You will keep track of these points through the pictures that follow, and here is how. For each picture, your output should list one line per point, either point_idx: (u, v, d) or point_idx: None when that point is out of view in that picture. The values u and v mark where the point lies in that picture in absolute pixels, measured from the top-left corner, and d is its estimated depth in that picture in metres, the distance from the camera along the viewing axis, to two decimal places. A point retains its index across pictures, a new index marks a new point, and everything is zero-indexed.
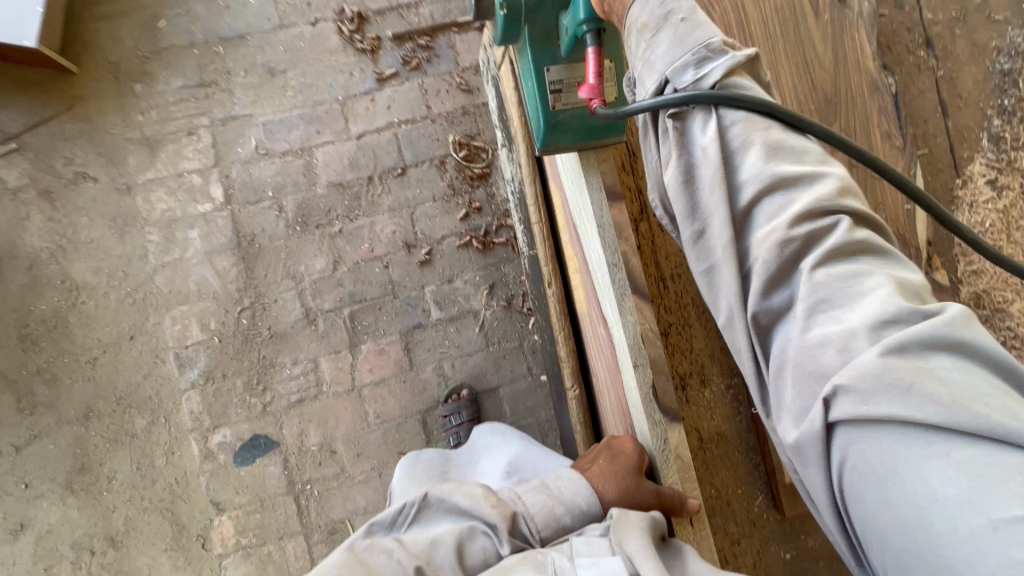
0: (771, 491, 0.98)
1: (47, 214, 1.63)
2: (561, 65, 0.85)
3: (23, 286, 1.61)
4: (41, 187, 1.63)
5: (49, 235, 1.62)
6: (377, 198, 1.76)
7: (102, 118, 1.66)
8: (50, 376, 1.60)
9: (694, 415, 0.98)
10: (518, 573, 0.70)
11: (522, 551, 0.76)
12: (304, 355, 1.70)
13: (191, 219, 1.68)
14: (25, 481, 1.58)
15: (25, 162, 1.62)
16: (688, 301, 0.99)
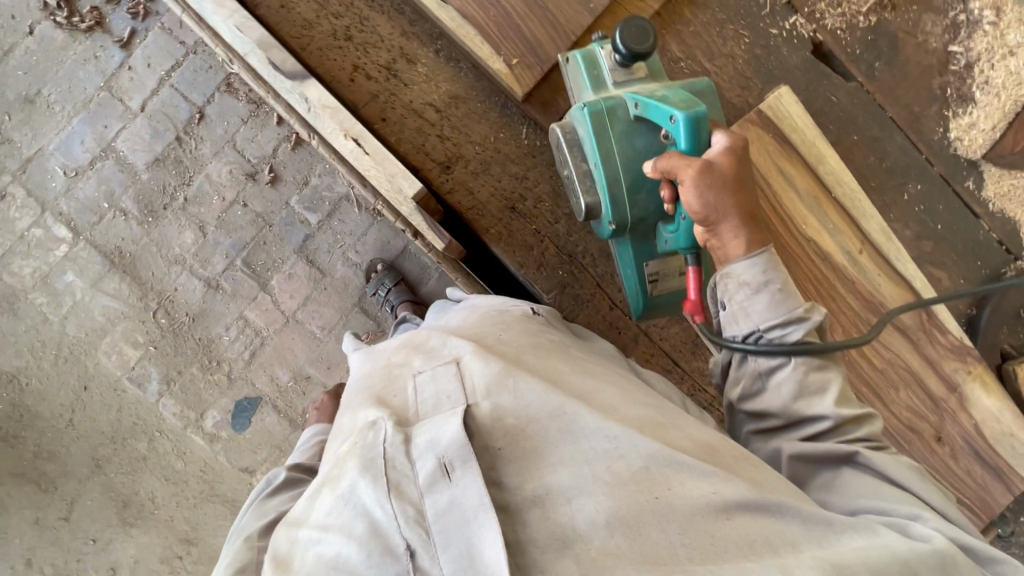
0: (527, 121, 1.23)
1: None
2: (656, 260, 1.05)
3: None
4: None
5: None
6: (197, 152, 1.76)
7: None
8: (48, 452, 1.76)
9: (421, 91, 1.22)
10: (347, 478, 0.65)
11: (356, 435, 0.71)
12: (231, 318, 1.80)
13: (59, 266, 1.74)
14: (91, 537, 1.78)
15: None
16: (368, 14, 1.20)
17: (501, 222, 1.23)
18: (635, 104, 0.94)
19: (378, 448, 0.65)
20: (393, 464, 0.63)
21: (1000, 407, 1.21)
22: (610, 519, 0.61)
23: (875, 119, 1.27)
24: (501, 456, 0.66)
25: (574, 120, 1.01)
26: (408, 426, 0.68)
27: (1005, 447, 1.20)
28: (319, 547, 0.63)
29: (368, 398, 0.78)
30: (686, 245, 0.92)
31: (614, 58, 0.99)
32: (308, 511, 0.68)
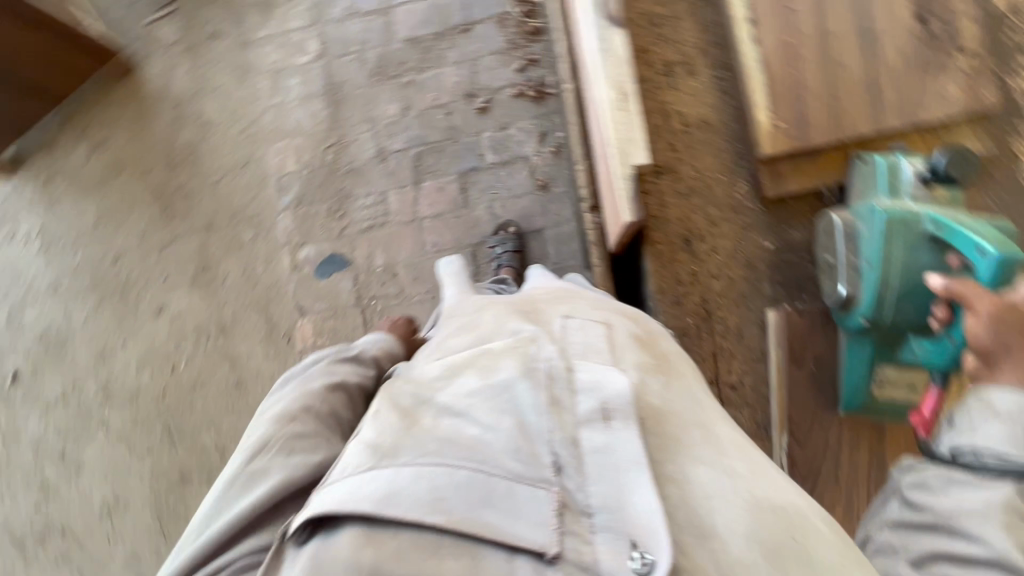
0: (751, 179, 1.30)
1: (190, 63, 2.03)
2: (890, 368, 1.15)
3: (170, 120, 2.03)
4: (186, 42, 2.04)
5: (190, 80, 2.03)
6: (444, 52, 1.95)
7: None
8: (184, 193, 2.02)
9: (683, 102, 1.33)
10: (503, 371, 0.73)
11: (512, 342, 0.79)
12: (375, 189, 1.96)
13: (292, 68, 2.00)
14: (165, 275, 2.01)
15: (177, 21, 2.05)
16: (672, 20, 1.35)
17: (670, 244, 1.30)
18: (937, 223, 0.98)
19: (546, 371, 0.72)
20: (560, 387, 0.70)
21: None
22: (750, 535, 0.62)
23: None
24: (647, 426, 0.70)
25: (853, 216, 1.10)
26: (568, 356, 0.75)
27: None
28: (455, 423, 0.69)
29: (516, 316, 0.87)
30: (942, 365, 1.02)
31: (918, 173, 1.06)
32: (445, 385, 0.75)
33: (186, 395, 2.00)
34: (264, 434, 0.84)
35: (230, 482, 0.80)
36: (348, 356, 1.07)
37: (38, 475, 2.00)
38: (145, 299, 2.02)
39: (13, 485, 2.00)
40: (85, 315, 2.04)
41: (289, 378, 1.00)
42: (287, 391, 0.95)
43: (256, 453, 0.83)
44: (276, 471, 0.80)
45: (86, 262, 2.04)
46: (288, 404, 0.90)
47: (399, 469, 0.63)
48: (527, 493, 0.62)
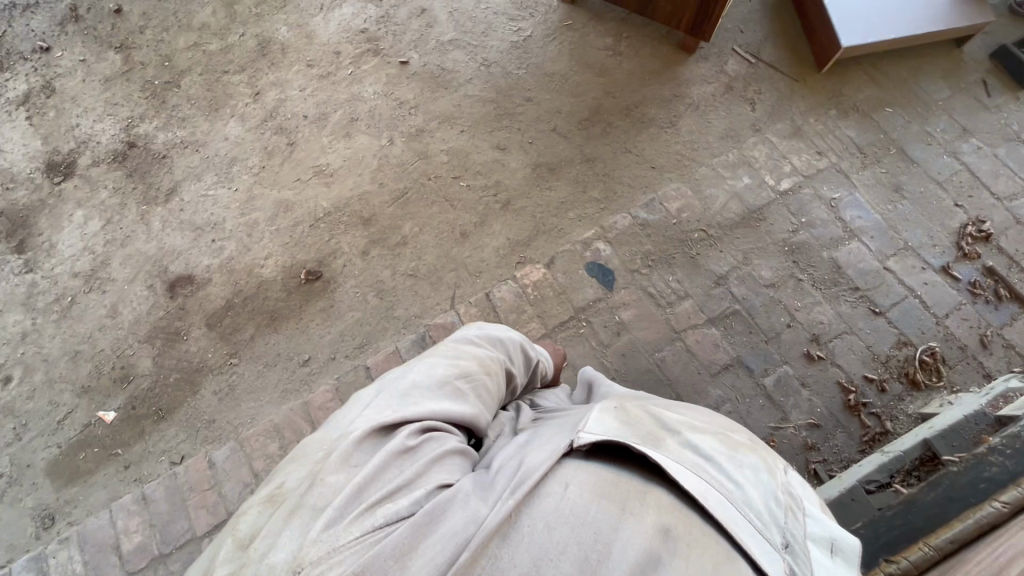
0: None
1: (717, 93, 2.29)
2: None
3: (663, 95, 2.30)
4: (732, 84, 2.30)
5: (703, 99, 2.28)
6: (841, 300, 1.99)
7: (799, 100, 2.27)
8: (608, 129, 2.26)
9: None
10: (746, 457, 0.82)
11: (750, 442, 0.87)
12: (687, 285, 2.04)
13: (755, 174, 2.17)
14: (533, 141, 2.27)
15: (746, 70, 2.32)
16: None
17: None
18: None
19: (783, 484, 0.80)
20: (793, 500, 0.78)
21: None
22: None
23: None
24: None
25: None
26: (791, 483, 0.81)
27: None
28: (702, 459, 0.80)
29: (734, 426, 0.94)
30: None
31: None
32: (690, 426, 0.86)
33: (437, 195, 2.21)
34: (467, 366, 1.08)
35: (444, 377, 1.02)
36: (516, 359, 1.34)
37: (335, 111, 2.38)
38: (505, 133, 2.28)
39: (322, 101, 2.40)
40: (473, 94, 2.35)
41: (477, 335, 1.27)
42: (473, 346, 1.22)
43: (465, 375, 1.07)
44: (473, 400, 1.03)
45: (517, 79, 2.36)
46: (480, 358, 1.16)
47: (666, 461, 0.77)
48: (765, 549, 0.71)
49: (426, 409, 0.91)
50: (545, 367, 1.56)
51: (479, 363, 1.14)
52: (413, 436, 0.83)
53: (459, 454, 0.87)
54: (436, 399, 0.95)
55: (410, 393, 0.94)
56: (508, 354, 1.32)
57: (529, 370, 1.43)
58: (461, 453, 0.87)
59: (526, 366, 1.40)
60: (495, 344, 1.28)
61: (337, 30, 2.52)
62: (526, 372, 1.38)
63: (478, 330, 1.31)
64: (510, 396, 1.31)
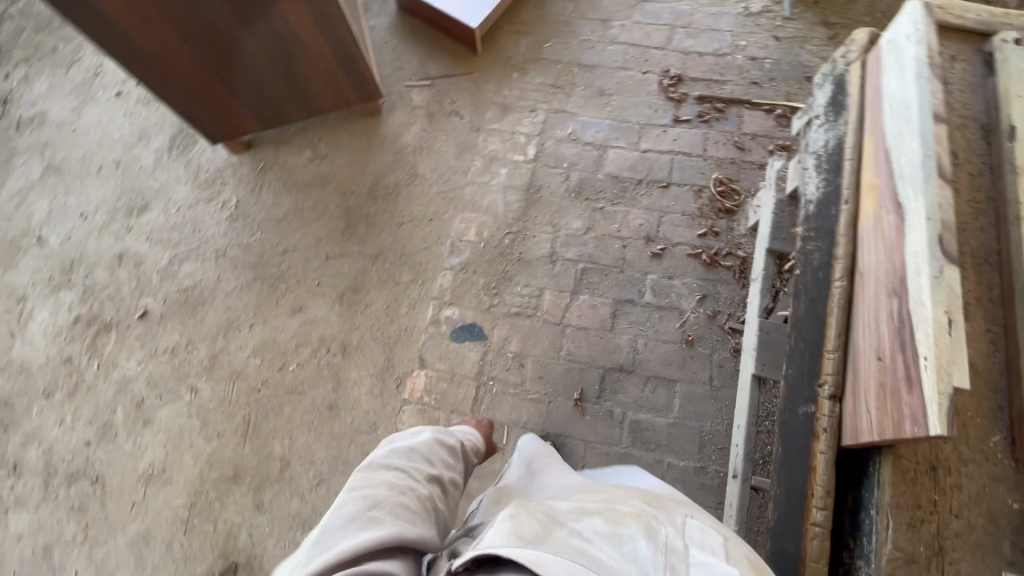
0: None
1: (426, 127, 2.37)
2: None
3: (388, 160, 2.32)
4: (430, 110, 2.40)
5: (420, 138, 2.35)
6: (639, 197, 2.20)
7: (485, 84, 2.44)
8: (371, 219, 2.23)
9: None
10: (628, 527, 0.82)
11: (640, 511, 0.87)
12: (535, 283, 2.10)
13: (506, 161, 2.29)
14: (319, 281, 2.15)
15: (430, 93, 2.43)
16: None
17: None
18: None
19: (665, 542, 0.79)
20: (675, 559, 0.76)
21: None
22: None
23: None
24: None
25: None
26: (683, 535, 0.81)
27: None
28: (581, 545, 0.80)
29: (636, 494, 0.94)
30: None
31: None
32: (579, 512, 0.89)
33: (280, 395, 2.01)
34: (376, 493, 1.03)
35: (352, 514, 0.97)
36: (442, 459, 1.27)
37: (114, 411, 2.03)
38: (290, 295, 2.14)
39: (93, 413, 2.03)
40: (232, 287, 2.16)
41: (391, 448, 1.21)
42: (390, 465, 1.14)
43: (375, 505, 1.00)
44: (391, 521, 0.97)
45: (260, 244, 2.22)
46: (393, 481, 1.09)
47: (542, 554, 0.78)
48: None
49: (327, 555, 0.87)
50: (474, 442, 1.49)
51: (393, 486, 1.07)
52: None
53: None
54: (343, 541, 0.92)
55: (317, 547, 0.92)
56: (429, 456, 1.25)
57: (462, 457, 1.37)
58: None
59: (450, 462, 1.31)
60: (410, 451, 1.21)
61: (48, 340, 2.14)
62: (456, 464, 1.32)
63: (390, 448, 1.22)
64: (451, 502, 1.24)
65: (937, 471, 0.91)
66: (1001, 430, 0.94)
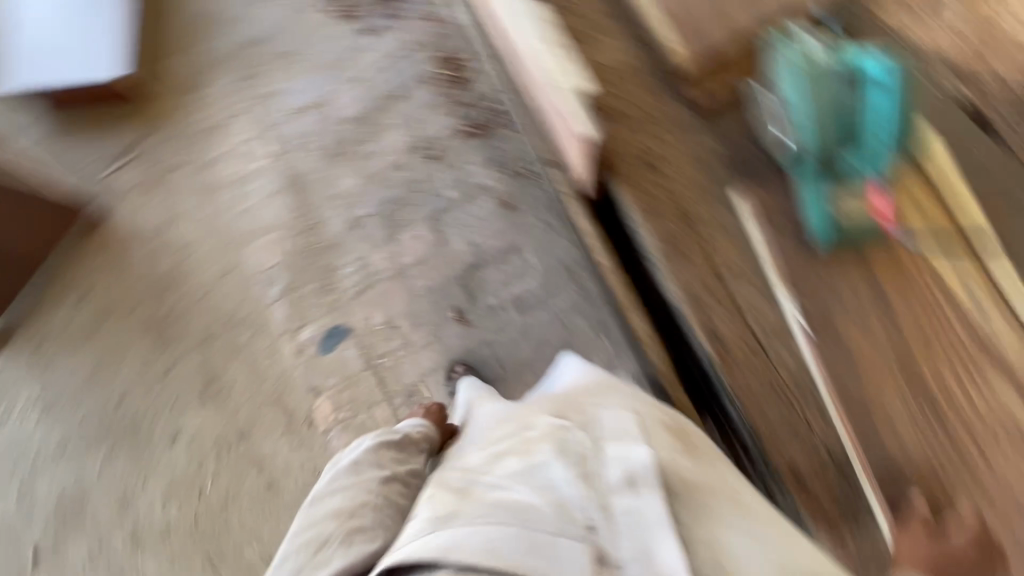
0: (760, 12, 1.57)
1: (153, 198, 2.16)
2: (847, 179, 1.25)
3: (144, 251, 2.12)
4: (144, 181, 2.17)
5: (156, 212, 2.14)
6: (387, 120, 2.15)
7: (173, 119, 2.21)
8: (173, 313, 2.06)
9: None
10: (547, 453, 1.01)
11: (551, 432, 1.06)
12: (356, 256, 2.06)
13: (252, 174, 2.14)
14: (172, 398, 2.01)
15: (129, 165, 2.18)
16: None
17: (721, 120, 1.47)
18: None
19: (579, 452, 1.01)
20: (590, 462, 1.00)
21: None
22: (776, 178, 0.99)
23: None
24: (667, 488, 1.03)
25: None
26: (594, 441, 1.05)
27: None
28: (505, 492, 0.94)
29: (540, 416, 1.14)
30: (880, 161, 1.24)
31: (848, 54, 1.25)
32: (504, 457, 1.03)
33: (220, 514, 1.92)
34: (325, 532, 1.09)
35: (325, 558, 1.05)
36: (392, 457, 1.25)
37: None
38: (156, 431, 1.99)
39: None
40: (97, 467, 1.98)
41: (340, 478, 1.20)
42: (333, 495, 1.16)
43: (328, 541, 1.08)
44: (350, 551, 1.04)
45: (88, 411, 2.02)
46: (342, 505, 1.13)
47: (457, 533, 0.86)
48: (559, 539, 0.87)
49: None
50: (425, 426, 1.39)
51: (342, 513, 1.11)
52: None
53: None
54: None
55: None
56: (377, 461, 1.23)
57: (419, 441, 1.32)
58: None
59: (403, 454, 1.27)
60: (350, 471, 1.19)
61: None
62: (405, 450, 1.28)
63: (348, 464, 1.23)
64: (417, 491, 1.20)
65: None
66: None
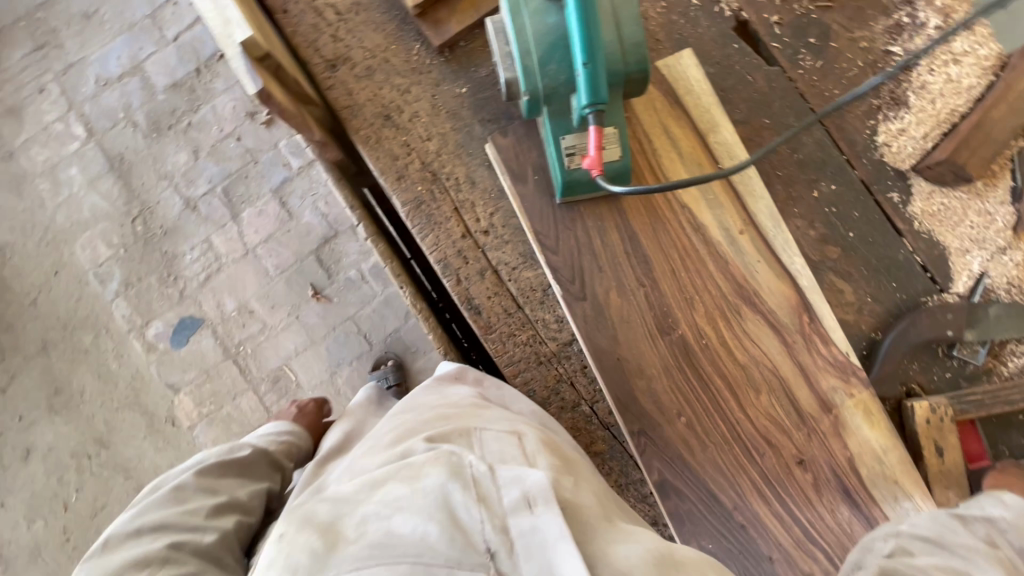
0: None
1: (47, 153, 1.90)
2: (574, 133, 0.79)
3: (20, 235, 1.89)
4: (26, 149, 1.90)
5: (38, 188, 1.89)
6: (210, 85, 1.91)
7: (49, 64, 1.91)
8: (8, 323, 1.87)
9: None
10: (428, 477, 0.58)
11: (432, 451, 0.62)
12: (197, 239, 1.89)
13: (67, 159, 1.90)
14: (20, 413, 1.86)
15: (9, 122, 1.90)
16: None
17: None
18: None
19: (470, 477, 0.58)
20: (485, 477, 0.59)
21: (884, 446, 0.83)
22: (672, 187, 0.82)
23: (791, 106, 0.93)
24: (572, 514, 0.59)
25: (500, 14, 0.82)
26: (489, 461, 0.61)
27: (884, 496, 0.82)
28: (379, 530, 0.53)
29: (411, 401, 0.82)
30: (583, 93, 0.71)
31: None
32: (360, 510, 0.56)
33: (89, 525, 1.83)
34: None
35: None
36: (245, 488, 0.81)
37: None
38: (8, 449, 1.86)
39: None
40: None
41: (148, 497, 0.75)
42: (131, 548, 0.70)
43: None
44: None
45: None
46: (147, 552, 0.68)
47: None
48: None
49: None
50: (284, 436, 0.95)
51: None
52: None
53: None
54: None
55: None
56: (210, 487, 0.79)
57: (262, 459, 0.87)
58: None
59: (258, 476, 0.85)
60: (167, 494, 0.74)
61: None
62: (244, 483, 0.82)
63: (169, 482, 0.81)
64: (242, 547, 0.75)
65: (391, 116, 0.91)
66: (415, 38, 0.92)
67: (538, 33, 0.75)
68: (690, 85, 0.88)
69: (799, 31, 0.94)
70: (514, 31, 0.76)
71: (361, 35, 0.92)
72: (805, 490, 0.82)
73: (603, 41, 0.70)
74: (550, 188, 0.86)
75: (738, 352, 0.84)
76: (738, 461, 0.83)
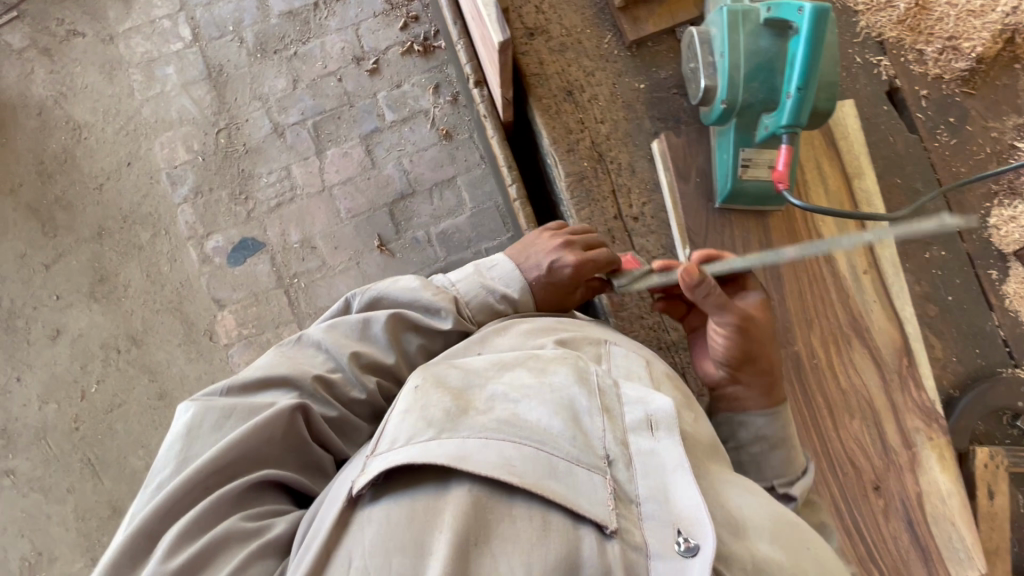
0: None
1: (147, 46, 1.90)
2: (753, 148, 0.86)
3: (99, 118, 1.87)
4: (127, 37, 1.90)
5: (129, 77, 1.89)
6: (324, 21, 1.95)
7: None
8: (66, 202, 1.85)
9: None
10: (559, 375, 0.73)
11: (564, 354, 0.77)
12: (277, 165, 1.91)
13: (166, 57, 1.90)
14: (57, 293, 1.83)
15: (116, 7, 1.90)
16: None
17: None
18: (767, 5, 0.82)
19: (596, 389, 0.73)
20: (609, 396, 0.73)
21: (949, 489, 0.91)
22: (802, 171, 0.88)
23: (923, 173, 1.02)
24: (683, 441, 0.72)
25: (705, 25, 0.89)
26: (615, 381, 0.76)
27: (941, 533, 0.90)
28: (511, 407, 0.67)
29: None
30: (784, 118, 0.79)
31: None
32: (499, 387, 0.70)
33: (102, 419, 1.81)
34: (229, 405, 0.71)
35: (228, 406, 0.71)
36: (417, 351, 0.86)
37: None
38: (36, 326, 1.83)
39: None
40: None
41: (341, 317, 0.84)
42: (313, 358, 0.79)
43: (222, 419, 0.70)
44: (288, 397, 0.73)
45: (23, 282, 1.83)
46: (306, 370, 0.77)
47: (465, 439, 0.62)
48: (586, 476, 0.63)
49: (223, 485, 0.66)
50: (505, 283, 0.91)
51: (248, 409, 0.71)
52: (170, 550, 0.61)
53: (257, 546, 0.62)
54: (205, 447, 0.69)
55: (189, 458, 0.68)
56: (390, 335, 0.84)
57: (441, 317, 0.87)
58: (244, 529, 0.63)
59: (427, 348, 0.86)
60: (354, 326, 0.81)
61: None
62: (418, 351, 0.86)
63: (381, 302, 0.87)
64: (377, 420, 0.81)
65: (573, 92, 0.97)
66: (609, 28, 0.99)
67: (751, 52, 0.83)
68: (847, 132, 0.97)
69: (942, 108, 1.04)
70: (726, 46, 0.83)
71: (560, 14, 0.98)
72: (875, 514, 0.90)
73: (821, 72, 0.77)
74: (710, 193, 0.93)
75: (841, 379, 0.93)
76: (824, 475, 0.90)
